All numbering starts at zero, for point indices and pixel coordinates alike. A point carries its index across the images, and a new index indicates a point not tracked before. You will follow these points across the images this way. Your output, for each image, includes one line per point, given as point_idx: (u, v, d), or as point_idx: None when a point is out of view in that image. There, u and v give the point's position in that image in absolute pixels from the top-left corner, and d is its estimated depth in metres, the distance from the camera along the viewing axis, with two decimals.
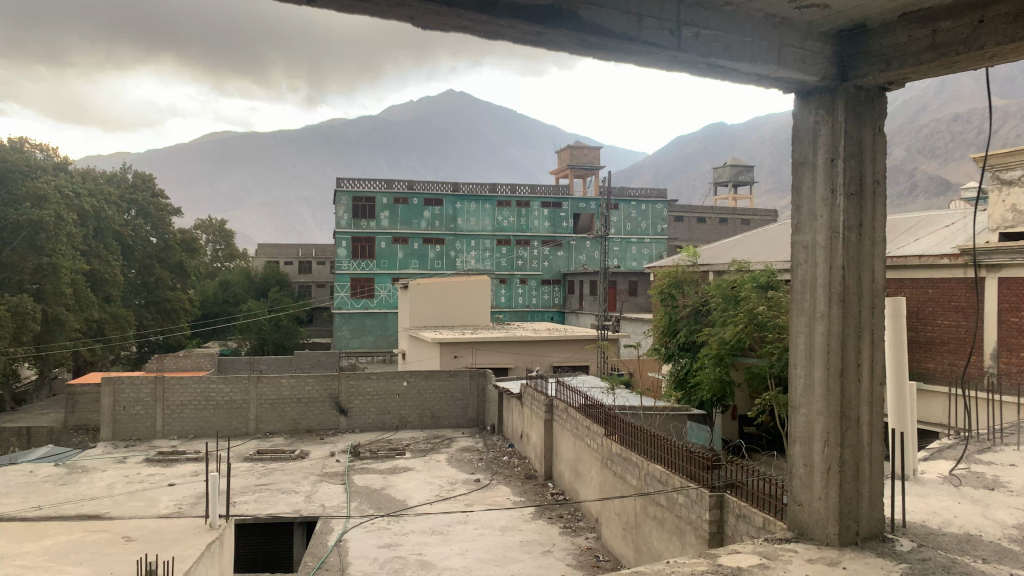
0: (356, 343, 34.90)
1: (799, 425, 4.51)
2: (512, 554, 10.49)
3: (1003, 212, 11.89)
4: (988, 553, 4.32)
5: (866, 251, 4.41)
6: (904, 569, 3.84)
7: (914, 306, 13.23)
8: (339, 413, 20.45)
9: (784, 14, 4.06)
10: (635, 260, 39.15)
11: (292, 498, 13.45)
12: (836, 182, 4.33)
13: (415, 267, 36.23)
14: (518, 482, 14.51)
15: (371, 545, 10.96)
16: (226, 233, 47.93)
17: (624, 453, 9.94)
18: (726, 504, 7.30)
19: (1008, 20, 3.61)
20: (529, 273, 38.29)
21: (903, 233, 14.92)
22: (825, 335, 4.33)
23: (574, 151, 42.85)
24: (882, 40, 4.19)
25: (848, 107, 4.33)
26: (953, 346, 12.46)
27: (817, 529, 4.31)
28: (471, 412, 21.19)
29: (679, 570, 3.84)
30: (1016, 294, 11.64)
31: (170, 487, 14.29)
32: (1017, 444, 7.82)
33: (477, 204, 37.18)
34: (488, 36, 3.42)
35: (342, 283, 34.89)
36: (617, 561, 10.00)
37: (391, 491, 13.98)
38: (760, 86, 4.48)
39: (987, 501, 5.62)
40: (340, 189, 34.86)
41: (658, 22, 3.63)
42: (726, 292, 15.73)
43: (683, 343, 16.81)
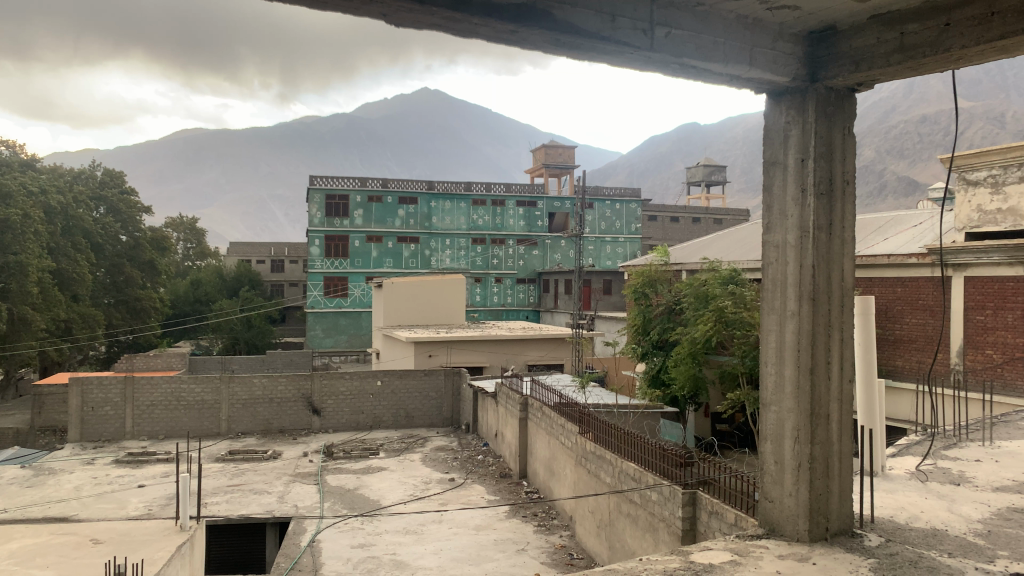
0: (330, 342, 34.67)
1: (769, 423, 4.56)
2: (486, 553, 10.49)
3: (969, 212, 12.14)
4: (954, 547, 4.40)
5: (836, 251, 4.45)
6: (873, 564, 3.89)
7: (883, 304, 13.43)
8: (312, 413, 20.31)
9: (755, 16, 4.10)
10: (610, 260, 39.31)
11: (264, 499, 13.34)
12: (806, 182, 4.37)
13: (389, 266, 36.06)
14: (493, 481, 14.50)
15: (345, 545, 10.91)
16: (198, 231, 47.34)
17: (598, 452, 9.98)
18: (698, 501, 7.36)
19: (975, 22, 3.66)
20: (503, 272, 38.31)
21: (872, 233, 15.12)
22: (795, 333, 4.37)
23: (548, 150, 42.91)
24: (852, 42, 4.24)
25: (818, 107, 4.38)
26: (920, 344, 12.67)
27: (787, 526, 4.36)
28: (445, 412, 21.15)
29: (652, 568, 3.85)
30: (983, 294, 11.83)
31: (139, 489, 14.11)
32: (983, 439, 7.96)
33: (452, 203, 37.10)
34: (462, 35, 3.42)
35: (316, 281, 34.63)
36: (591, 559, 10.03)
37: (364, 491, 13.91)
38: (732, 86, 4.51)
39: (953, 496, 5.73)
40: (313, 187, 34.60)
41: (632, 22, 3.63)
42: (697, 290, 15.85)
43: (655, 342, 16.93)
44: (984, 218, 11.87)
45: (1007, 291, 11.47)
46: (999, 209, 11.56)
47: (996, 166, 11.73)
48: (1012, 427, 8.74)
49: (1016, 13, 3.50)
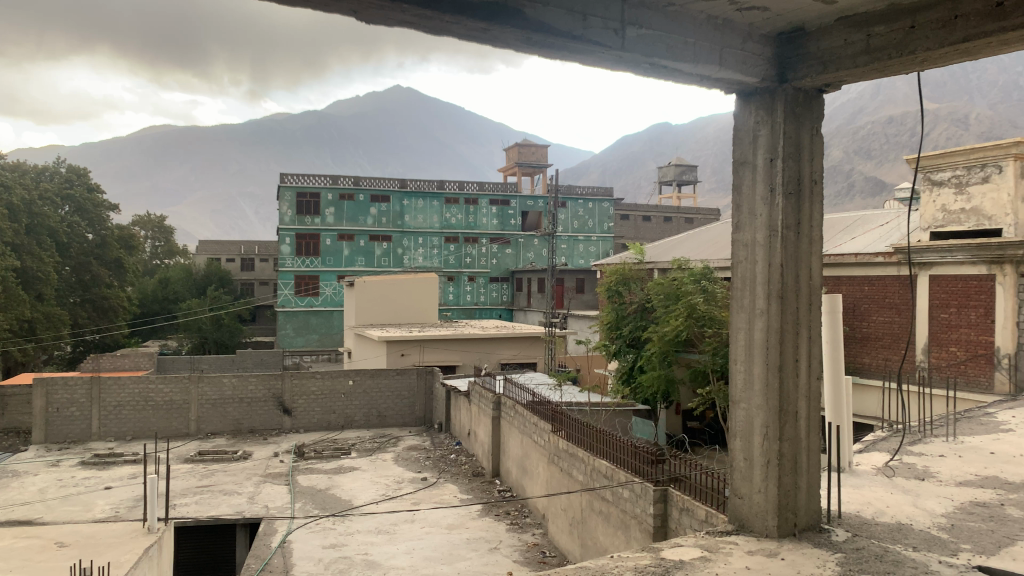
0: (300, 341, 34.40)
1: (738, 420, 4.60)
2: (458, 551, 10.48)
3: (934, 212, 12.41)
4: (918, 541, 4.48)
5: (804, 249, 4.51)
6: (839, 559, 3.94)
7: (851, 301, 13.62)
8: (282, 413, 20.13)
9: (725, 16, 4.13)
10: (582, 259, 39.45)
11: (233, 500, 13.20)
12: (775, 182, 4.42)
13: (361, 265, 35.86)
14: (466, 479, 14.50)
15: (316, 546, 10.84)
16: (166, 229, 46.60)
17: (571, 450, 10.02)
18: (669, 498, 7.42)
19: (939, 25, 3.73)
20: (477, 270, 38.28)
21: (839, 232, 15.33)
22: (764, 330, 4.42)
23: (521, 149, 42.90)
24: (820, 43, 4.29)
25: (787, 108, 4.44)
26: (887, 342, 12.87)
27: (756, 522, 4.41)
28: (418, 410, 21.08)
29: (623, 565, 3.87)
30: (947, 292, 12.03)
31: (106, 491, 13.88)
32: (947, 435, 8.10)
33: (424, 201, 36.98)
34: (433, 32, 3.40)
35: (286, 280, 34.34)
36: (563, 557, 10.05)
37: (336, 491, 13.82)
38: (702, 86, 4.55)
39: (917, 490, 5.83)
40: (283, 184, 34.26)
41: (603, 21, 3.65)
42: (667, 289, 15.98)
43: (628, 340, 17.04)
44: (948, 218, 12.17)
45: (971, 289, 11.68)
46: (963, 210, 11.88)
47: (960, 167, 12.04)
48: (976, 423, 8.90)
49: (980, 17, 3.57)
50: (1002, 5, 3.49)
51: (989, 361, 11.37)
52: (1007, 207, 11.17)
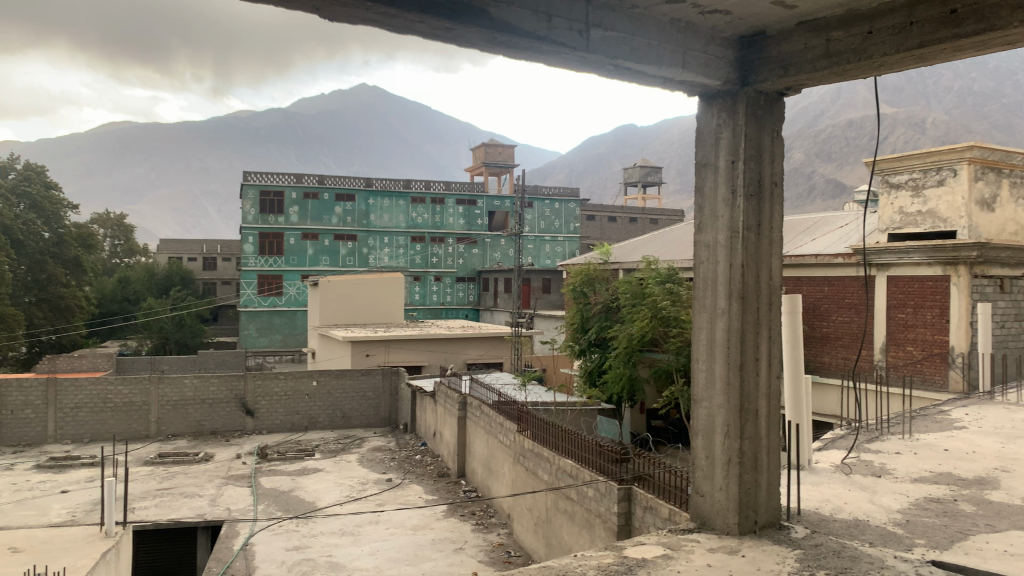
0: (263, 341, 33.99)
1: (701, 418, 4.65)
2: (423, 552, 10.44)
3: (892, 214, 12.67)
4: (874, 537, 4.57)
5: (764, 251, 4.57)
6: (797, 555, 4.00)
7: (811, 301, 13.86)
8: (245, 414, 19.87)
9: (689, 19, 4.17)
10: (549, 259, 39.57)
11: (194, 503, 13.00)
12: (736, 183, 4.47)
13: (325, 265, 35.56)
14: (431, 480, 14.45)
15: (278, 548, 10.71)
16: (126, 227, 45.67)
17: (536, 450, 10.03)
18: (633, 497, 7.47)
19: (896, 31, 3.80)
20: (443, 270, 38.17)
21: (800, 233, 15.61)
22: (725, 330, 4.47)
23: (488, 149, 42.84)
24: (780, 47, 4.36)
25: (748, 110, 4.50)
26: (846, 341, 13.12)
27: (717, 519, 4.46)
28: (383, 411, 20.98)
29: (586, 563, 3.89)
30: (904, 293, 12.27)
31: (63, 495, 13.58)
32: (903, 433, 8.27)
33: (390, 200, 36.75)
34: (396, 30, 3.38)
35: (249, 280, 33.94)
36: (528, 556, 10.07)
37: (299, 493, 13.69)
38: (665, 89, 4.59)
39: (874, 487, 5.95)
40: (247, 182, 33.80)
41: (568, 22, 3.66)
42: (633, 289, 16.10)
43: (593, 340, 17.14)
44: (905, 220, 12.42)
45: (926, 290, 11.94)
46: (920, 212, 12.14)
47: (917, 170, 12.29)
48: (930, 420, 9.11)
49: (936, 24, 3.64)
50: (955, 12, 3.56)
51: (944, 361, 11.62)
52: (961, 210, 11.44)
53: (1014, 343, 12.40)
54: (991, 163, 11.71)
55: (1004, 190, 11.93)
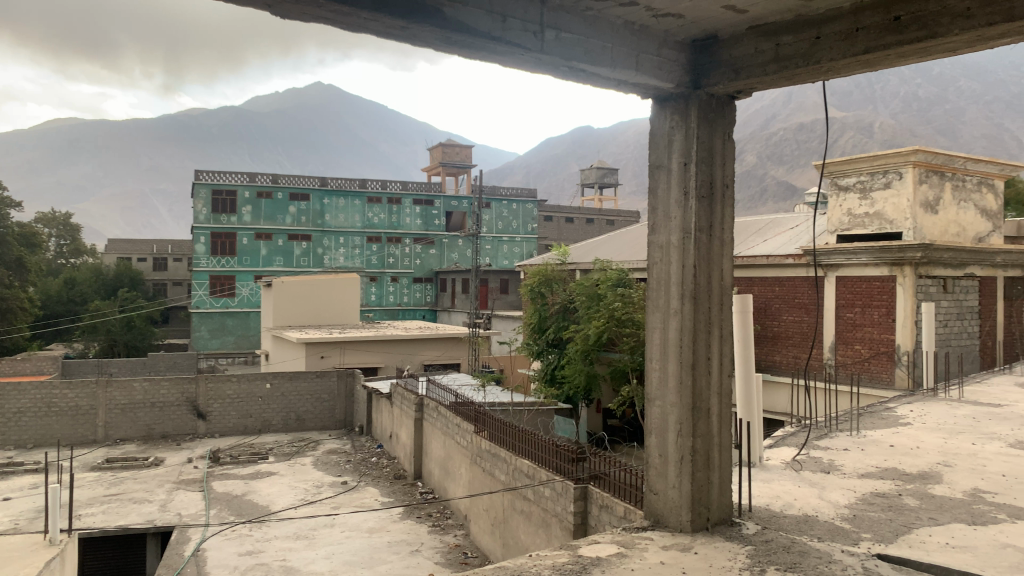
0: (216, 343, 33.42)
1: (654, 417, 4.69)
2: (379, 555, 10.36)
3: (841, 216, 13.00)
4: (823, 532, 4.67)
5: (716, 251, 4.63)
6: (749, 551, 4.06)
7: (762, 301, 14.11)
8: (196, 417, 19.50)
9: (642, 22, 4.21)
10: (506, 259, 39.60)
11: (144, 509, 12.70)
12: (688, 185, 4.53)
13: (279, 265, 35.10)
14: (387, 482, 14.37)
15: (231, 553, 10.53)
16: (72, 227, 44.45)
17: (493, 450, 10.04)
18: (589, 496, 7.52)
19: (842, 37, 3.89)
20: (400, 271, 37.93)
21: (753, 234, 15.89)
22: (678, 330, 4.52)
23: (445, 149, 42.68)
24: (731, 51, 4.43)
25: (700, 113, 4.56)
26: (796, 340, 13.39)
27: (670, 517, 4.51)
28: (339, 414, 20.77)
29: (541, 563, 3.90)
30: (853, 293, 12.56)
31: (4, 502, 13.16)
32: (851, 430, 8.46)
33: (346, 200, 36.40)
34: (351, 28, 3.35)
35: (201, 281, 33.33)
36: (485, 557, 10.06)
37: (252, 497, 13.47)
38: (619, 91, 4.63)
39: (823, 483, 6.07)
40: (198, 181, 33.20)
41: (522, 23, 3.67)
42: (589, 290, 16.22)
43: (550, 340, 17.23)
44: (853, 222, 12.73)
45: (874, 290, 12.23)
46: (867, 214, 12.45)
47: (864, 173, 12.59)
48: (876, 417, 9.33)
49: (879, 30, 3.73)
50: (898, 19, 3.66)
51: (890, 359, 11.94)
52: (907, 213, 11.76)
53: (956, 341, 12.80)
54: (934, 167, 12.06)
55: (947, 193, 12.29)
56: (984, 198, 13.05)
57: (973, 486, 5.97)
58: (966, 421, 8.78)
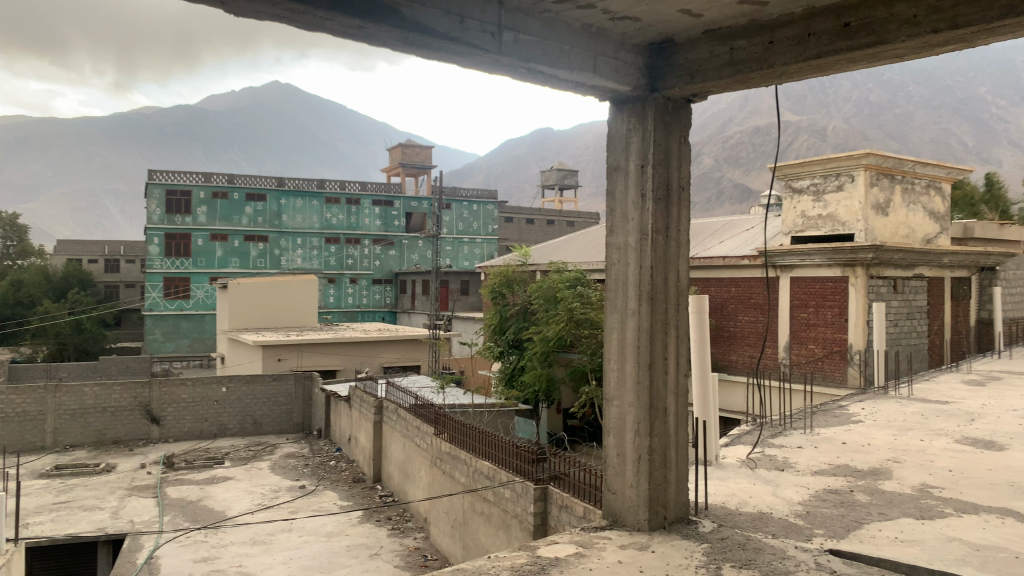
0: (170, 346, 32.82)
1: (612, 416, 4.72)
2: (338, 559, 10.26)
3: (795, 217, 13.27)
4: (777, 529, 4.75)
5: (672, 252, 4.69)
6: (705, 549, 4.10)
7: (719, 301, 14.30)
8: (150, 422, 19.11)
9: (599, 25, 4.24)
10: (467, 260, 39.55)
11: (94, 516, 12.41)
12: (645, 188, 4.58)
13: (235, 266, 34.58)
14: (345, 486, 14.25)
15: (185, 561, 10.34)
16: (19, 228, 43.22)
17: (453, 451, 10.02)
18: (549, 496, 7.54)
19: (793, 42, 3.96)
20: (358, 272, 37.63)
21: (709, 235, 16.12)
22: (635, 330, 4.55)
23: (405, 149, 42.45)
24: (687, 54, 4.48)
25: (656, 115, 4.61)
26: (751, 340, 13.60)
27: (628, 517, 4.54)
28: (296, 418, 20.53)
29: (499, 565, 3.89)
30: (807, 293, 12.79)
31: None
32: (804, 428, 8.62)
33: (303, 201, 35.96)
34: (307, 27, 3.32)
35: (154, 282, 32.69)
36: (445, 560, 10.04)
37: (207, 502, 13.25)
38: (577, 93, 4.64)
39: (777, 481, 6.18)
40: (151, 181, 32.57)
41: (480, 24, 3.67)
42: (547, 292, 16.30)
43: (510, 341, 17.26)
44: (807, 223, 12.99)
45: (828, 290, 12.47)
46: (820, 216, 12.71)
47: (818, 175, 12.82)
48: (829, 415, 9.52)
49: (830, 36, 3.81)
50: (849, 25, 3.74)
51: (843, 358, 12.19)
52: (858, 214, 12.04)
53: (906, 340, 13.11)
54: (885, 170, 12.35)
55: (897, 196, 12.60)
56: (932, 200, 13.40)
57: (922, 481, 6.13)
58: (916, 418, 9.01)
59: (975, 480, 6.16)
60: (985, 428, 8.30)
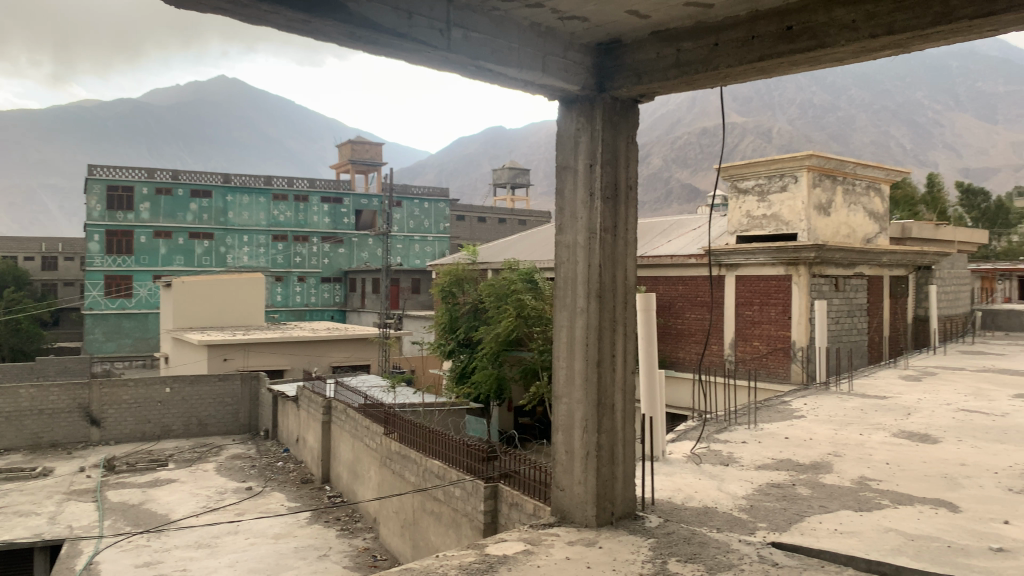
0: (111, 346, 31.97)
1: (561, 413, 4.74)
2: (286, 561, 10.12)
3: (740, 217, 13.51)
4: (722, 523, 4.83)
5: (620, 251, 4.73)
6: (651, 544, 4.16)
7: (666, 299, 14.50)
8: (89, 424, 18.57)
9: (548, 24, 4.26)
10: (418, 259, 39.36)
11: (31, 522, 12.00)
12: (594, 186, 4.61)
13: (179, 264, 33.86)
14: (293, 487, 14.06)
15: (127, 566, 10.08)
16: None
17: (403, 451, 9.96)
18: (499, 494, 7.55)
19: (738, 44, 4.02)
20: (307, 270, 37.14)
21: (656, 234, 16.34)
22: (583, 328, 4.59)
23: (355, 146, 41.99)
24: (635, 55, 4.53)
25: (604, 114, 4.65)
26: (698, 337, 13.84)
27: (577, 512, 4.57)
28: (243, 418, 20.21)
29: (447, 563, 3.87)
30: (752, 291, 13.06)
31: None
32: (748, 423, 8.80)
33: (250, 197, 35.34)
34: (250, 21, 3.26)
35: (94, 281, 31.79)
36: (394, 559, 9.99)
37: (150, 506, 12.94)
38: (526, 91, 4.65)
39: (722, 475, 6.29)
40: (91, 176, 31.67)
41: (428, 21, 3.65)
42: (497, 290, 16.35)
43: (461, 339, 17.24)
44: (752, 223, 13.26)
45: (771, 288, 12.75)
46: (765, 215, 12.98)
47: (763, 176, 13.06)
48: (773, 411, 9.71)
49: (773, 39, 3.88)
50: (791, 29, 3.83)
51: (786, 354, 12.47)
52: (801, 214, 12.32)
53: (847, 337, 13.47)
54: (827, 171, 12.66)
55: (838, 197, 12.94)
56: (872, 201, 13.78)
57: (860, 474, 6.30)
58: (855, 413, 9.27)
59: (910, 472, 6.37)
60: (921, 422, 8.57)
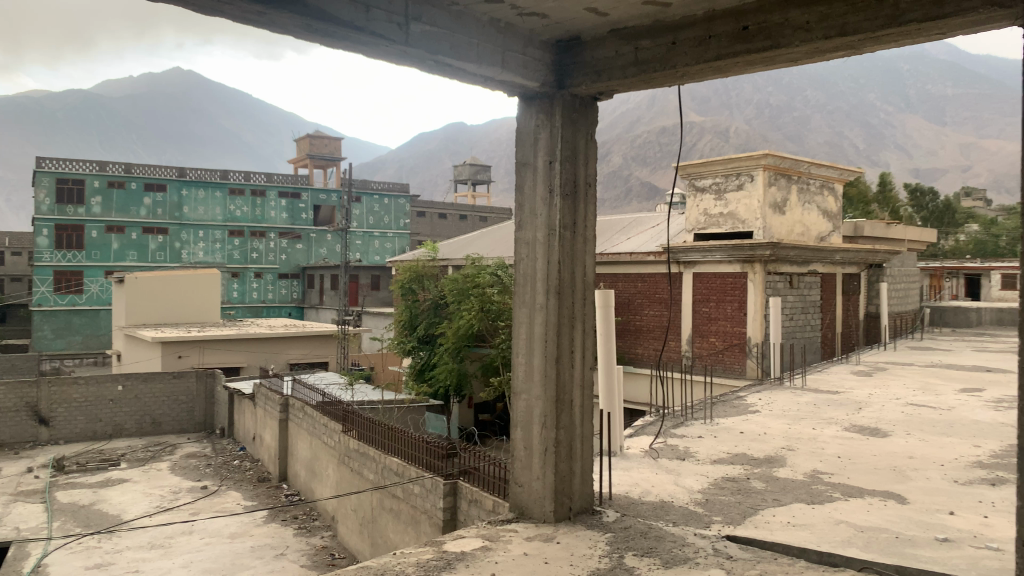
0: (61, 343, 31.19)
1: (520, 410, 4.74)
2: (242, 561, 9.99)
3: (698, 215, 13.66)
4: (677, 516, 4.90)
5: (579, 249, 4.75)
6: (609, 539, 4.19)
7: (625, 296, 14.61)
8: (38, 423, 18.08)
9: (507, 20, 4.26)
10: (378, 255, 39.05)
11: None
12: (553, 183, 4.62)
13: (132, 260, 33.19)
14: (250, 485, 13.86)
15: (76, 568, 9.85)
16: None
17: (361, 449, 9.89)
18: (459, 491, 7.55)
19: (696, 43, 4.06)
20: (264, 266, 36.69)
21: (615, 232, 16.46)
22: (542, 324, 4.60)
23: (313, 140, 41.47)
24: (593, 53, 4.54)
25: (563, 112, 4.66)
26: (656, 333, 14.00)
27: (535, 508, 4.59)
28: (198, 416, 19.89)
29: (404, 560, 3.85)
30: (709, 288, 13.25)
31: None
32: (705, 418, 8.92)
33: (206, 191, 34.63)
34: (204, 11, 3.21)
35: (43, 276, 30.99)
36: (353, 557, 9.92)
37: (101, 507, 12.66)
38: (486, 87, 4.65)
39: (679, 469, 6.36)
40: (39, 169, 30.85)
41: (387, 14, 3.61)
42: (458, 285, 16.35)
43: (421, 336, 17.17)
44: (710, 221, 13.44)
45: (728, 285, 12.95)
46: (722, 213, 13.15)
47: (720, 175, 13.22)
48: (728, 406, 9.85)
49: (729, 38, 3.93)
50: (747, 29, 3.87)
51: (742, 350, 12.70)
52: (757, 213, 12.50)
53: (801, 333, 13.74)
54: (782, 170, 12.86)
55: (793, 195, 13.16)
56: (825, 200, 14.05)
57: (813, 467, 6.43)
58: (808, 407, 9.47)
59: (861, 465, 6.52)
60: (871, 416, 8.78)
